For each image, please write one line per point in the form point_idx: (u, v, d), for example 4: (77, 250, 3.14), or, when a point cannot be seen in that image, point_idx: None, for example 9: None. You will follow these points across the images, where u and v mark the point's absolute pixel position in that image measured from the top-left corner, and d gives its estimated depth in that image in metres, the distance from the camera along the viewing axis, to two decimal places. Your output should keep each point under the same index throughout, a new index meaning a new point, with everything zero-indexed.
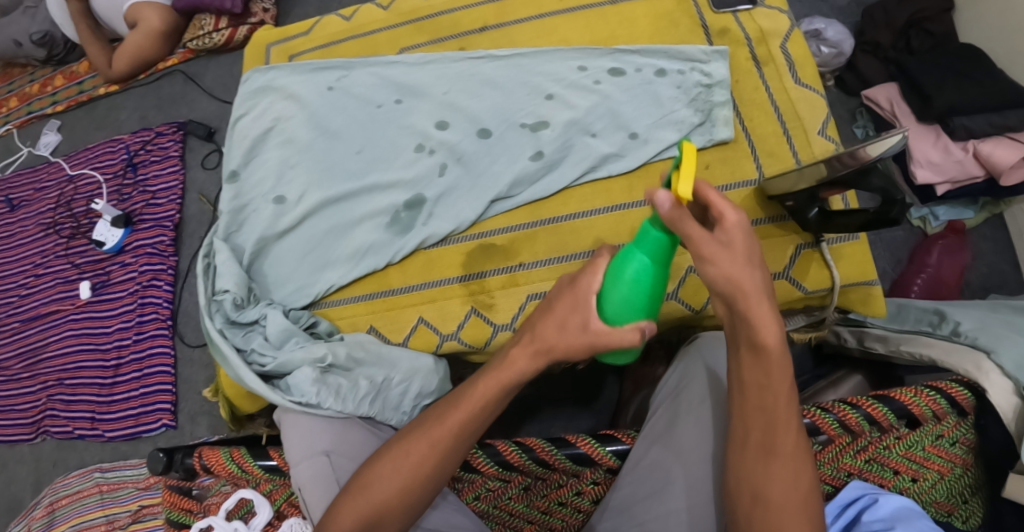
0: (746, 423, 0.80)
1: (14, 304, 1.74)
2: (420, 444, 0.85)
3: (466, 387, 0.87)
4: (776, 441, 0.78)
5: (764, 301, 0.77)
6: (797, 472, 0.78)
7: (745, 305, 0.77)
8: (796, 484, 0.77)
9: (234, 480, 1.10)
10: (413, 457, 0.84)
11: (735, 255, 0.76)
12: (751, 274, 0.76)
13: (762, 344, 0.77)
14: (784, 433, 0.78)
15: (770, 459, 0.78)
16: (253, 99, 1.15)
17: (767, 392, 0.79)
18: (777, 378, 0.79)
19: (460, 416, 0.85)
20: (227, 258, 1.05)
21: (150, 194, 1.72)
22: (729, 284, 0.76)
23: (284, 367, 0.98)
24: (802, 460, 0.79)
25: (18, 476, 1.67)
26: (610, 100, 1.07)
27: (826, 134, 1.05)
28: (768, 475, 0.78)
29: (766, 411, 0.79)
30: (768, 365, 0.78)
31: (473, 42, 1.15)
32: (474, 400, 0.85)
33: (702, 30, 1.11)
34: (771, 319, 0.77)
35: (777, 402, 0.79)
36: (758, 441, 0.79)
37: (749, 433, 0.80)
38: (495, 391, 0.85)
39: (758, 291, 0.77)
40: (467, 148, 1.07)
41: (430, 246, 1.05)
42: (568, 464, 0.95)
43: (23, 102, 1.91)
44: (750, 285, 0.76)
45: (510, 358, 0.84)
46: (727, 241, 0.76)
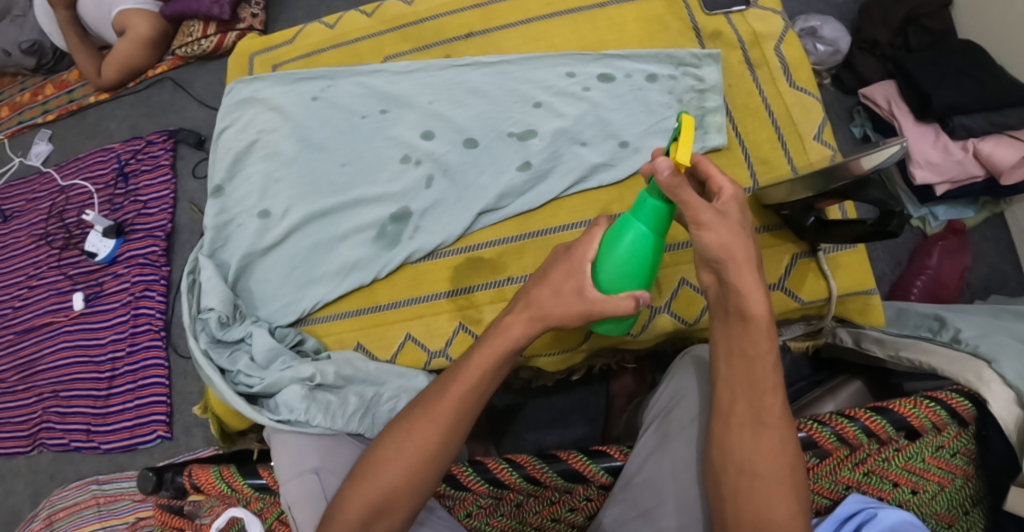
0: (732, 394, 0.81)
1: (8, 316, 1.73)
2: (424, 422, 0.83)
3: (462, 362, 0.86)
4: (763, 412, 0.79)
5: (751, 271, 0.80)
6: (784, 440, 0.78)
7: (736, 274, 0.79)
8: (782, 453, 0.78)
9: (224, 498, 1.09)
10: (416, 436, 0.82)
11: (728, 224, 0.79)
12: (740, 245, 0.80)
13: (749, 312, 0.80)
14: (770, 402, 0.80)
15: (760, 428, 0.79)
16: (236, 112, 1.14)
17: (755, 363, 0.80)
18: (763, 348, 0.80)
19: (461, 389, 0.83)
20: (212, 275, 1.03)
21: (142, 203, 1.71)
22: (720, 251, 0.79)
23: (272, 387, 0.96)
24: (789, 430, 0.79)
25: (15, 489, 1.66)
26: (599, 107, 1.04)
27: (822, 140, 1.02)
28: (756, 444, 0.78)
29: (752, 380, 0.80)
30: (754, 333, 0.80)
31: (459, 49, 1.13)
32: (470, 374, 0.84)
33: (693, 32, 1.08)
34: (756, 289, 0.80)
35: (765, 372, 0.80)
36: (745, 412, 0.80)
37: (737, 404, 0.80)
38: (491, 364, 0.84)
39: (748, 261, 0.80)
40: (453, 160, 1.05)
41: (416, 260, 1.03)
42: (560, 482, 0.93)
43: (13, 112, 1.89)
44: (739, 253, 0.79)
45: (504, 324, 0.85)
46: (725, 211, 0.79)
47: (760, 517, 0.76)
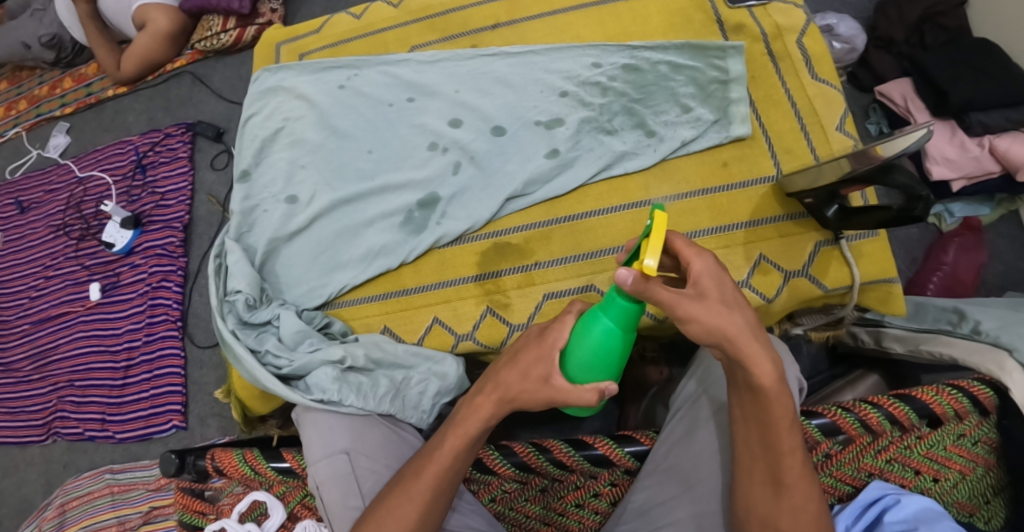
0: (751, 455, 0.82)
1: (24, 306, 1.74)
2: (404, 502, 0.84)
3: (437, 438, 0.88)
4: (784, 472, 0.80)
5: (753, 340, 0.77)
6: (805, 499, 0.80)
7: (735, 350, 0.77)
8: (802, 512, 0.80)
9: (247, 481, 1.09)
10: (397, 513, 0.83)
11: (713, 301, 0.76)
12: (734, 319, 0.77)
13: (757, 383, 0.78)
14: (790, 463, 0.80)
15: (779, 488, 0.80)
16: (262, 101, 1.16)
17: (772, 427, 0.80)
18: (778, 412, 0.80)
19: (435, 469, 0.85)
20: (238, 258, 1.04)
21: (161, 195, 1.72)
22: (713, 333, 0.76)
23: (302, 370, 0.97)
24: (812, 485, 0.81)
25: (29, 479, 1.66)
26: (625, 97, 1.06)
27: (844, 130, 1.04)
28: (778, 503, 0.80)
29: (769, 443, 0.81)
30: (770, 398, 0.79)
31: (485, 39, 1.14)
32: (443, 453, 0.85)
33: (716, 25, 1.09)
34: (763, 357, 0.78)
35: (781, 434, 0.80)
36: (765, 471, 0.81)
37: (757, 464, 0.82)
38: (462, 445, 0.85)
39: (745, 333, 0.77)
40: (480, 147, 1.06)
41: (444, 245, 1.04)
42: (587, 466, 0.94)
43: (31, 105, 1.90)
44: (735, 328, 0.77)
45: (475, 405, 0.86)
46: (700, 295, 0.76)
47: None
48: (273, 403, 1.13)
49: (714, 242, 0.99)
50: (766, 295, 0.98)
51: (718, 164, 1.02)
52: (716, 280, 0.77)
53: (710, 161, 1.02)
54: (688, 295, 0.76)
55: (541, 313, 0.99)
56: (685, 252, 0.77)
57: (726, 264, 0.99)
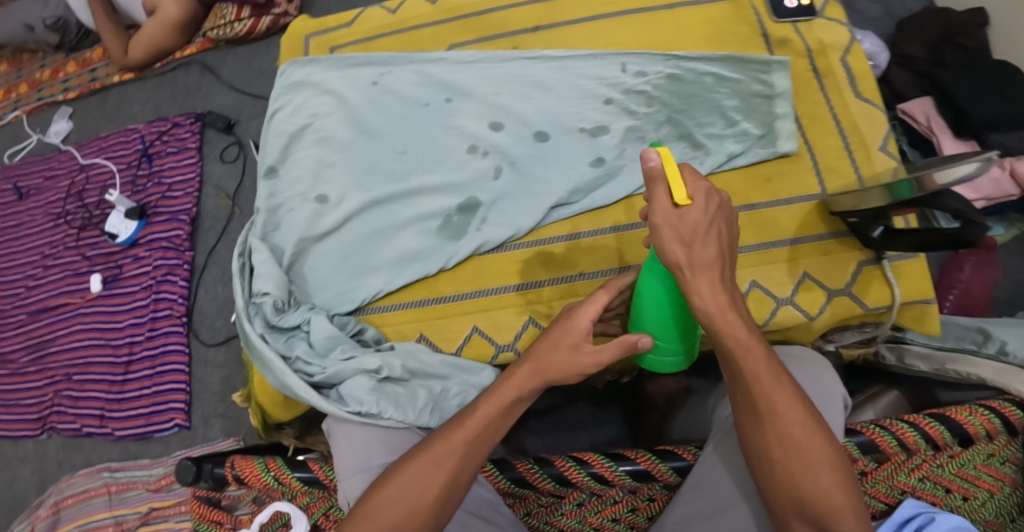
0: (733, 390, 0.83)
1: (21, 297, 1.68)
2: (428, 460, 0.83)
3: (469, 407, 0.87)
4: (757, 401, 0.80)
5: (699, 276, 0.78)
6: (787, 423, 0.79)
7: (685, 279, 0.79)
8: (789, 436, 0.78)
9: (268, 490, 1.06)
10: (420, 476, 0.82)
11: (686, 224, 0.78)
12: (696, 247, 0.78)
13: (706, 315, 0.80)
14: (764, 391, 0.79)
15: (760, 417, 0.80)
16: (289, 94, 1.12)
17: (737, 357, 0.80)
18: (734, 342, 0.79)
19: (465, 434, 0.83)
20: (266, 260, 1.01)
21: (166, 186, 1.67)
22: (670, 256, 0.79)
23: (335, 378, 0.94)
24: (794, 406, 0.79)
25: (21, 475, 1.61)
26: (670, 108, 1.05)
27: (887, 150, 1.03)
28: (761, 433, 0.80)
29: (739, 374, 0.81)
30: (719, 329, 0.79)
31: (526, 41, 1.12)
32: (476, 419, 0.84)
33: (761, 38, 1.09)
34: (715, 285, 0.79)
35: (750, 363, 0.80)
36: (745, 403, 0.81)
37: (735, 397, 0.82)
38: (494, 413, 0.84)
39: (702, 264, 0.78)
40: (521, 152, 1.04)
41: (484, 252, 1.01)
42: (628, 481, 0.93)
43: (32, 89, 1.84)
44: (698, 257, 0.78)
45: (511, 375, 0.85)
46: (682, 218, 0.78)
47: (792, 497, 0.78)
48: (295, 409, 1.10)
49: (756, 259, 0.99)
50: (808, 313, 0.98)
51: (763, 180, 1.01)
52: (707, 208, 0.78)
53: (754, 176, 1.02)
54: (667, 212, 0.78)
55: None
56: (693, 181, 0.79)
57: (769, 281, 0.98)
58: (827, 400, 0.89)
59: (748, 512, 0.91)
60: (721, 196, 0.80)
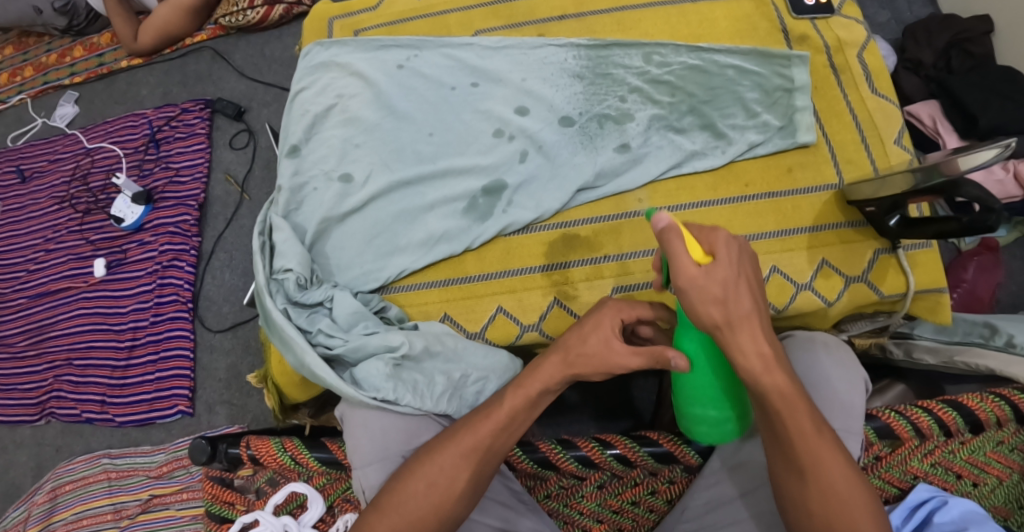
0: (770, 443, 0.79)
1: (22, 280, 1.66)
2: (453, 454, 0.84)
3: (495, 400, 0.87)
4: (798, 454, 0.77)
5: (741, 334, 0.74)
6: (830, 477, 0.76)
7: (725, 337, 0.75)
8: (833, 491, 0.76)
9: (283, 471, 1.05)
10: (447, 471, 0.83)
11: (717, 281, 0.74)
12: (730, 304, 0.74)
13: (749, 376, 0.75)
14: (805, 445, 0.76)
15: (801, 472, 0.77)
16: (313, 75, 1.12)
17: (778, 411, 0.76)
18: (777, 395, 0.76)
19: (492, 427, 0.84)
20: (288, 237, 1.01)
21: (174, 171, 1.66)
22: (706, 319, 0.75)
23: (356, 352, 0.95)
24: (836, 459, 0.77)
25: (18, 461, 1.58)
26: (694, 98, 1.07)
27: (901, 144, 1.06)
28: (802, 488, 0.77)
29: (778, 426, 0.77)
30: (762, 387, 0.76)
31: (552, 29, 1.13)
32: (502, 411, 0.85)
33: (781, 34, 1.11)
34: (757, 341, 0.75)
35: (790, 418, 0.76)
36: (784, 456, 0.78)
37: (772, 449, 0.79)
38: (521, 405, 0.85)
39: (741, 319, 0.74)
40: (548, 137, 1.05)
41: (510, 234, 1.02)
42: (650, 462, 0.94)
43: (38, 72, 1.83)
44: (735, 312, 0.74)
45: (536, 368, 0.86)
46: (711, 273, 0.74)
47: None
48: (312, 391, 1.09)
49: (777, 246, 1.01)
50: (827, 298, 0.99)
51: (784, 170, 1.04)
52: (732, 258, 0.75)
53: (776, 166, 1.04)
54: (695, 269, 0.74)
55: None
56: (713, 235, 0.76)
57: (790, 267, 1.00)
58: (833, 395, 0.91)
59: (741, 507, 0.92)
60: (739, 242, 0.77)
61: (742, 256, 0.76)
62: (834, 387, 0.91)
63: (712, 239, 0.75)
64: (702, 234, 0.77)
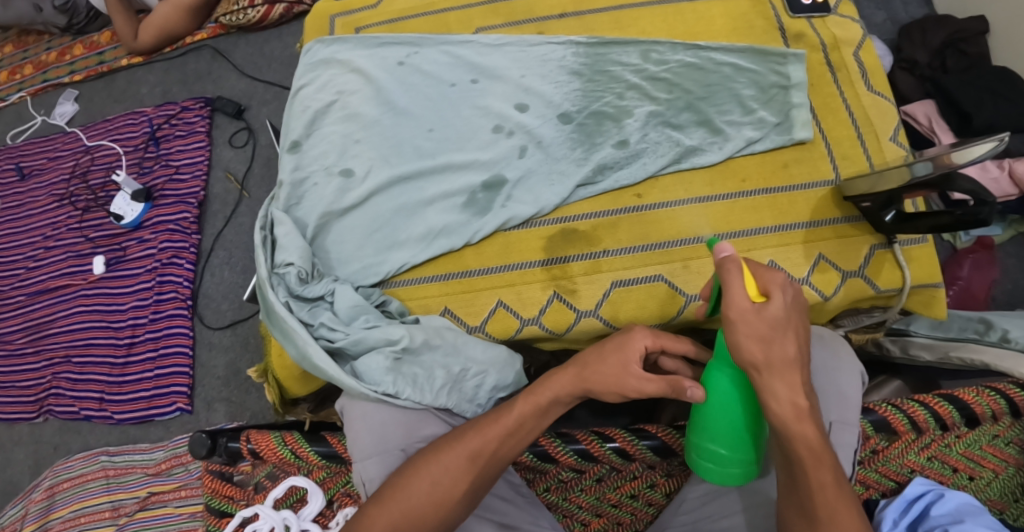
0: (789, 492, 0.80)
1: (20, 277, 1.66)
2: (460, 459, 0.84)
3: (504, 406, 0.88)
4: (815, 507, 0.76)
5: (777, 377, 0.75)
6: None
7: (760, 380, 0.76)
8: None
9: (283, 465, 1.05)
10: (453, 472, 0.83)
11: (765, 321, 0.75)
12: (773, 346, 0.75)
13: (780, 422, 0.77)
14: (822, 499, 0.76)
15: (813, 524, 0.77)
16: (314, 71, 1.13)
17: (800, 460, 0.77)
18: (802, 444, 0.77)
19: (499, 432, 0.85)
20: (290, 231, 1.02)
21: (174, 169, 1.67)
22: (748, 355, 0.75)
23: (357, 345, 0.95)
24: (853, 517, 0.76)
25: (15, 458, 1.58)
26: (692, 95, 1.08)
27: (897, 141, 1.07)
28: None
29: (797, 476, 0.78)
30: (790, 435, 0.77)
31: (551, 27, 1.14)
32: (511, 417, 0.86)
33: (778, 32, 1.12)
34: (790, 388, 0.75)
35: (811, 469, 0.77)
36: (800, 506, 0.78)
37: (790, 498, 0.80)
38: (530, 411, 0.86)
39: (779, 363, 0.75)
40: (547, 133, 1.06)
41: (509, 228, 1.03)
42: (649, 456, 0.94)
43: (38, 70, 1.83)
44: (775, 357, 0.75)
45: (551, 380, 0.87)
46: (759, 315, 0.75)
47: None
48: (312, 385, 1.10)
49: (774, 241, 1.01)
50: (824, 292, 1.00)
51: (780, 165, 1.05)
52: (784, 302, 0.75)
53: (772, 162, 1.05)
54: (745, 308, 0.75)
55: (609, 300, 0.99)
56: (771, 280, 0.76)
57: (786, 262, 1.01)
58: (834, 387, 0.92)
59: (735, 500, 0.93)
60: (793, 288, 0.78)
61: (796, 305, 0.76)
62: (836, 380, 0.92)
63: (768, 280, 0.76)
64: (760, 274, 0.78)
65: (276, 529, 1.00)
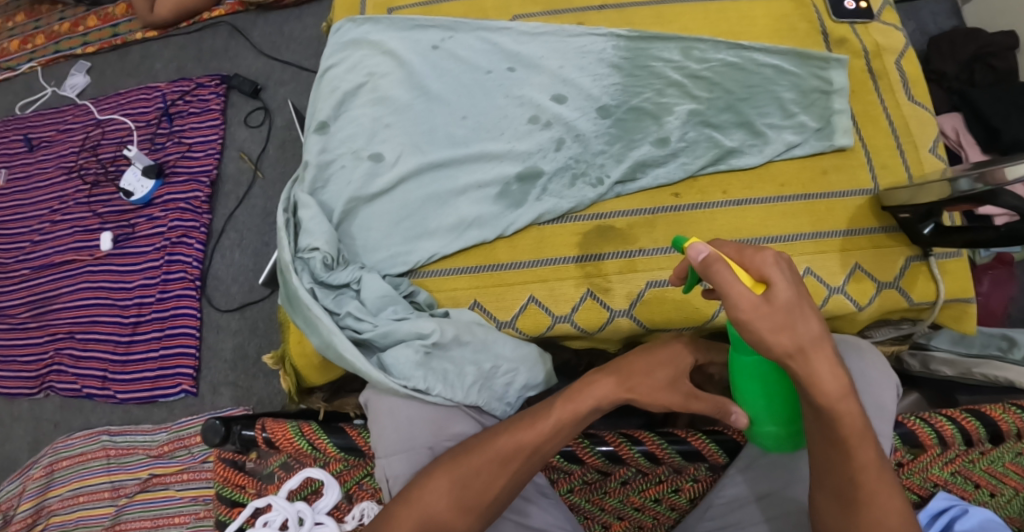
0: (823, 474, 0.78)
1: (25, 251, 1.63)
2: (490, 461, 0.82)
3: (542, 408, 0.86)
4: (856, 491, 0.76)
5: (821, 357, 0.72)
6: (882, 510, 0.75)
7: (802, 362, 0.72)
8: (884, 525, 0.75)
9: (299, 455, 1.03)
10: (484, 477, 0.81)
11: (779, 308, 0.71)
12: (798, 329, 0.71)
13: (825, 402, 0.73)
14: (863, 477, 0.75)
15: (854, 503, 0.76)
16: (344, 52, 1.09)
17: (841, 443, 0.75)
18: (847, 426, 0.74)
19: (535, 437, 0.83)
20: (316, 215, 0.99)
21: (187, 146, 1.63)
22: (778, 348, 0.71)
23: (385, 337, 0.93)
24: (892, 496, 0.76)
25: (14, 434, 1.54)
26: (732, 95, 1.06)
27: (936, 153, 1.06)
28: (853, 521, 0.76)
29: (836, 457, 0.76)
30: (834, 416, 0.74)
31: (591, 19, 1.12)
32: (548, 423, 0.83)
33: (820, 36, 1.10)
34: (830, 366, 0.72)
35: (854, 450, 0.75)
36: (837, 488, 0.77)
37: (825, 482, 0.78)
38: (569, 419, 0.84)
39: (816, 343, 0.72)
40: (585, 126, 1.04)
41: (544, 222, 1.01)
42: (677, 460, 0.94)
43: (50, 40, 1.79)
44: (803, 340, 0.71)
45: (590, 383, 0.86)
46: (772, 304, 0.70)
47: None
48: (330, 374, 1.07)
49: (811, 247, 1.00)
50: (858, 302, 0.99)
51: (819, 171, 1.03)
52: (785, 280, 0.72)
53: (811, 167, 1.03)
54: (755, 302, 0.70)
55: (643, 301, 0.97)
56: (767, 266, 0.72)
57: (822, 269, 0.99)
58: (869, 397, 0.91)
59: (756, 511, 0.91)
60: (782, 258, 0.74)
61: (796, 282, 0.73)
62: (872, 391, 0.91)
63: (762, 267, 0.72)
64: (746, 260, 0.74)
65: (289, 521, 0.97)
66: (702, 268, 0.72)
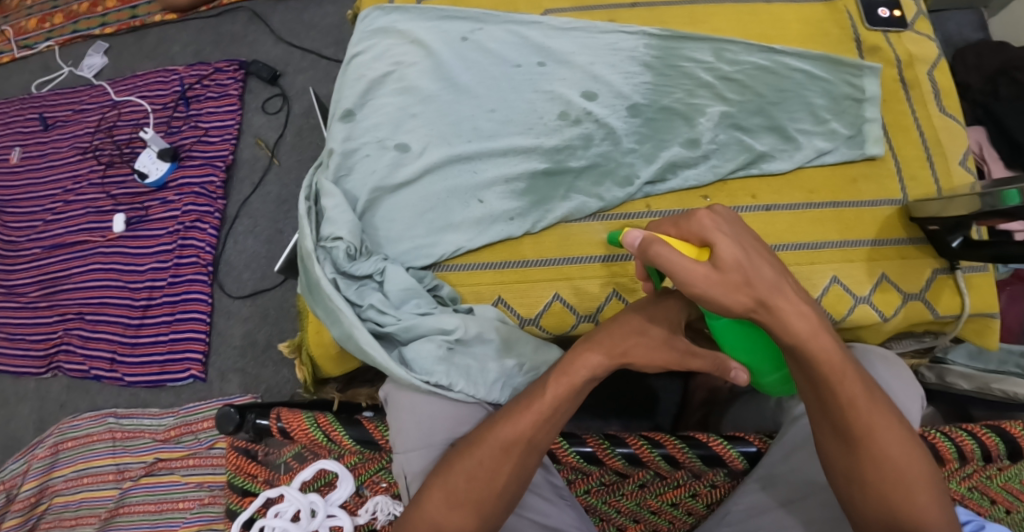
0: (817, 419, 0.78)
1: (36, 230, 1.61)
2: (488, 444, 0.81)
3: (537, 388, 0.85)
4: (851, 424, 0.76)
5: (782, 298, 0.73)
6: (880, 443, 0.76)
7: (765, 309, 0.73)
8: (886, 456, 0.76)
9: (314, 447, 1.01)
10: (487, 465, 0.80)
11: (727, 270, 0.72)
12: (753, 282, 0.73)
13: (797, 342, 0.74)
14: (855, 413, 0.76)
15: (852, 441, 0.77)
16: (371, 39, 1.08)
17: (827, 383, 0.76)
18: (827, 361, 0.75)
19: (533, 417, 0.81)
20: (339, 204, 0.97)
21: (203, 130, 1.62)
22: (738, 308, 0.73)
23: (408, 331, 0.92)
24: (891, 428, 0.77)
25: (19, 414, 1.53)
26: (764, 98, 1.05)
27: (966, 166, 1.05)
28: (854, 458, 0.77)
29: (825, 399, 0.77)
30: (811, 354, 0.75)
31: (623, 16, 1.10)
32: (545, 402, 0.82)
33: (853, 43, 1.10)
34: (792, 305, 0.74)
35: (838, 385, 0.76)
36: (833, 428, 0.77)
37: (820, 423, 0.78)
38: (564, 393, 0.83)
39: (772, 287, 0.73)
40: (616, 124, 1.03)
41: (572, 221, 1.01)
42: (697, 464, 0.92)
43: (68, 19, 1.78)
44: (761, 293, 0.73)
45: (580, 356, 0.84)
46: (720, 268, 0.72)
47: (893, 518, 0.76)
48: (348, 365, 1.06)
49: (838, 256, 0.99)
50: (884, 313, 0.98)
51: (848, 180, 1.03)
52: (727, 240, 0.73)
53: (841, 175, 1.03)
54: (703, 272, 0.72)
55: None
56: (706, 232, 0.74)
57: (849, 278, 0.98)
58: None
59: (783, 516, 0.90)
60: (720, 218, 0.76)
61: (741, 239, 0.75)
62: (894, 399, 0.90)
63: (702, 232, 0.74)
64: (683, 230, 0.76)
65: (302, 512, 0.97)
66: (642, 252, 0.74)
